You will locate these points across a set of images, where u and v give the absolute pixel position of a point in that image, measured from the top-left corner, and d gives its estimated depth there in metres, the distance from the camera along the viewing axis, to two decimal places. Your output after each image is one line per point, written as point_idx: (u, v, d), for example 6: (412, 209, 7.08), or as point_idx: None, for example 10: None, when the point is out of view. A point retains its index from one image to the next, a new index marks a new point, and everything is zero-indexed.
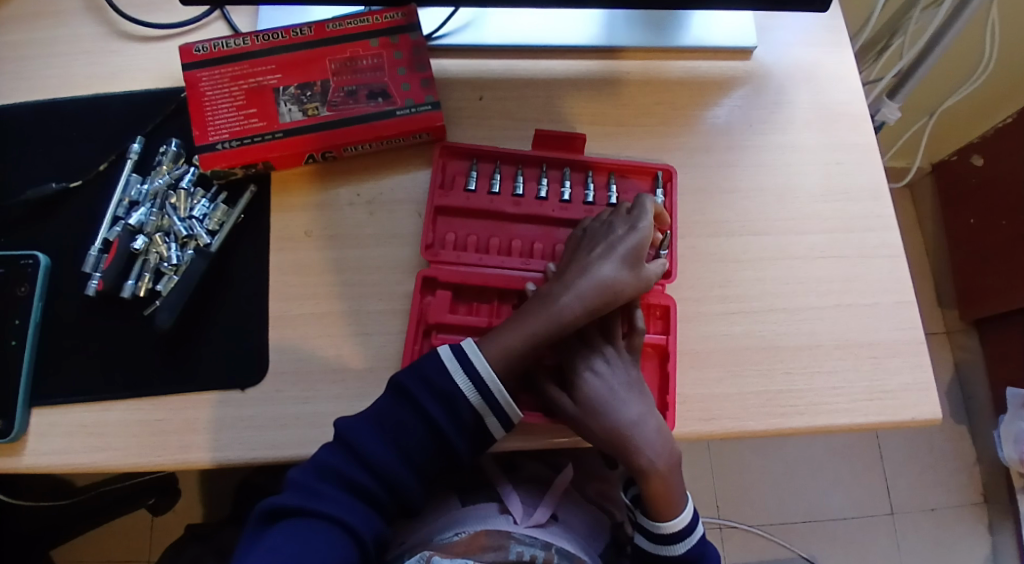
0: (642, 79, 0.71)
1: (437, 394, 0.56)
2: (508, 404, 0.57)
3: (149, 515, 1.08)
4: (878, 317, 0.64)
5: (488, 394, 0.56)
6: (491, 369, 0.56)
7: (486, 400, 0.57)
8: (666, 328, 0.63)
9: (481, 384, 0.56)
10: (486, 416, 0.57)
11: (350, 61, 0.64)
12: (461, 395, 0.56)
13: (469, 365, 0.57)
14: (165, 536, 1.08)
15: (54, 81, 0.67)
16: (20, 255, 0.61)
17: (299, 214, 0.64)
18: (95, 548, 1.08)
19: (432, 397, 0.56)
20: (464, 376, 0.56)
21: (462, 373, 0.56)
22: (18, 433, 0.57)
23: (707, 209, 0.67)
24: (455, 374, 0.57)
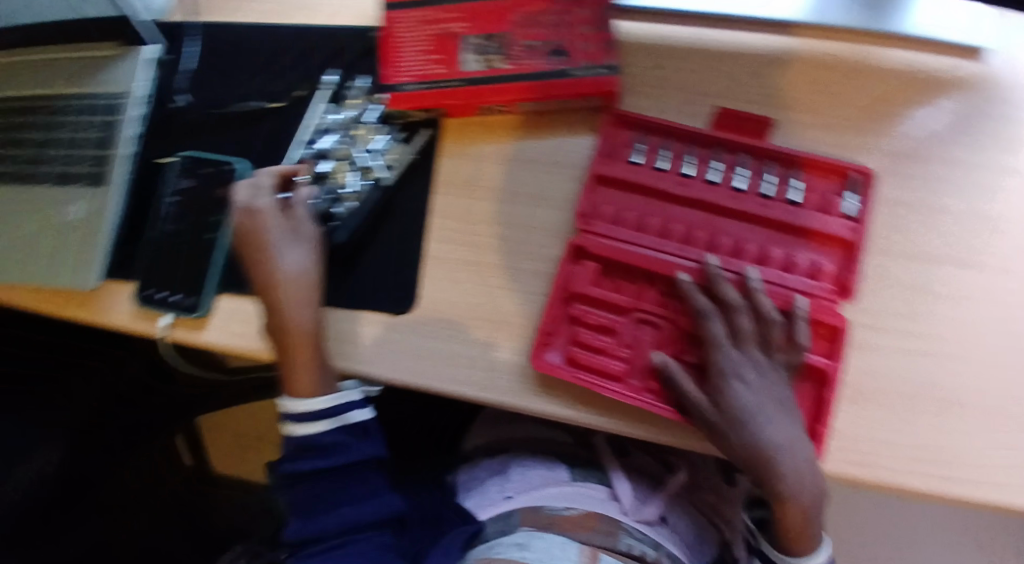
0: (853, 65, 0.64)
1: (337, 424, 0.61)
2: (349, 393, 0.61)
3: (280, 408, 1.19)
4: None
5: (334, 411, 0.60)
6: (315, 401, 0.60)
7: (341, 412, 0.61)
8: (831, 352, 0.56)
9: (325, 414, 0.60)
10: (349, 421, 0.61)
11: (535, 15, 0.64)
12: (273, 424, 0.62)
13: (320, 412, 0.60)
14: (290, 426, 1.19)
15: (272, 9, 0.74)
16: (225, 160, 0.67)
17: (465, 162, 0.65)
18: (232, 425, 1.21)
19: (325, 433, 0.61)
20: (303, 425, 0.60)
21: (313, 418, 0.60)
22: (205, 310, 0.64)
23: (904, 226, 0.59)
24: (295, 429, 0.61)
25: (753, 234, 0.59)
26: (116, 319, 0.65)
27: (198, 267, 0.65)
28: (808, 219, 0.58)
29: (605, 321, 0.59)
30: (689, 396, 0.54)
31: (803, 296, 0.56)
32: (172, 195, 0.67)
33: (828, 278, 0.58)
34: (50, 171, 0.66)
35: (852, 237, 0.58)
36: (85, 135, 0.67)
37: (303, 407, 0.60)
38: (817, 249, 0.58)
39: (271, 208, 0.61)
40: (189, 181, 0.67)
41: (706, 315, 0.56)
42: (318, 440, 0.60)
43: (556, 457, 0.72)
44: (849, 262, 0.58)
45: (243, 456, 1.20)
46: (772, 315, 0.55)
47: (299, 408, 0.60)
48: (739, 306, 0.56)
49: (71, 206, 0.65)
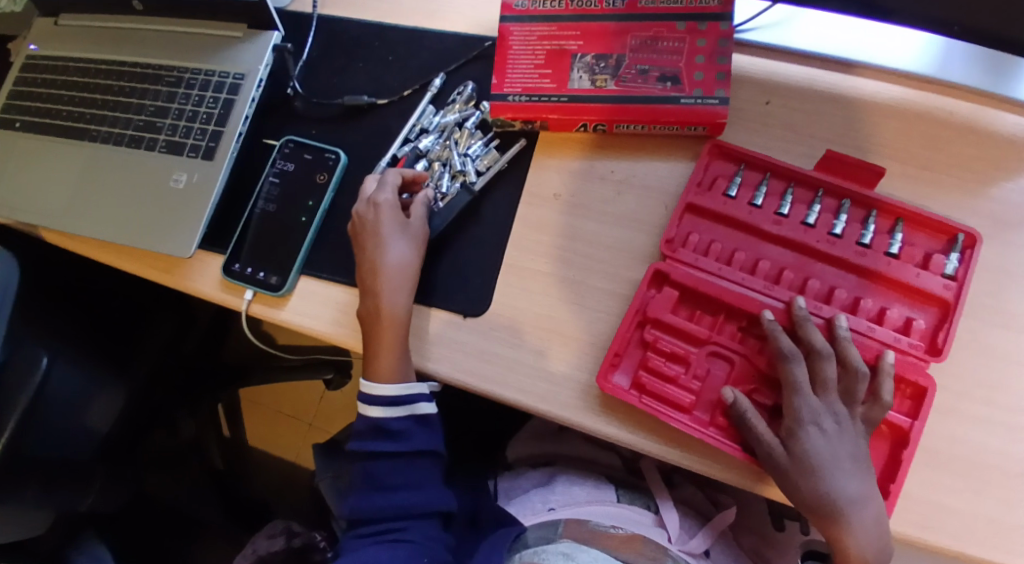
0: (967, 123, 0.62)
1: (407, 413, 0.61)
2: (419, 383, 0.62)
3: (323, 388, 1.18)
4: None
5: (407, 400, 0.61)
6: (384, 386, 0.61)
7: (412, 401, 0.61)
8: (915, 412, 0.54)
9: (392, 402, 0.61)
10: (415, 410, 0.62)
11: (651, 40, 0.64)
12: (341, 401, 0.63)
13: (383, 399, 0.61)
14: (330, 409, 1.18)
15: (386, 5, 0.75)
16: (327, 149, 0.70)
17: (556, 175, 0.66)
18: (269, 396, 1.20)
19: (396, 419, 0.62)
20: (375, 408, 0.61)
21: (384, 403, 0.61)
22: (287, 291, 0.66)
23: (1002, 294, 0.57)
24: (368, 410, 0.62)
25: (845, 280, 0.58)
26: (205, 288, 0.68)
27: (286, 247, 0.67)
28: (903, 273, 0.57)
29: (677, 350, 0.59)
30: (760, 438, 0.53)
31: (893, 350, 0.55)
32: (272, 176, 0.69)
33: (919, 335, 0.56)
34: (166, 140, 0.70)
35: (950, 297, 0.56)
36: (202, 110, 0.70)
37: (378, 388, 0.61)
38: (910, 304, 0.57)
39: (388, 201, 0.63)
40: (290, 165, 0.69)
41: (789, 358, 0.54)
42: (390, 425, 0.61)
43: (604, 478, 0.71)
44: (941, 321, 0.56)
45: (274, 429, 1.18)
46: (858, 367, 0.53)
47: (373, 391, 0.61)
48: (825, 352, 0.54)
49: (182, 176, 0.69)
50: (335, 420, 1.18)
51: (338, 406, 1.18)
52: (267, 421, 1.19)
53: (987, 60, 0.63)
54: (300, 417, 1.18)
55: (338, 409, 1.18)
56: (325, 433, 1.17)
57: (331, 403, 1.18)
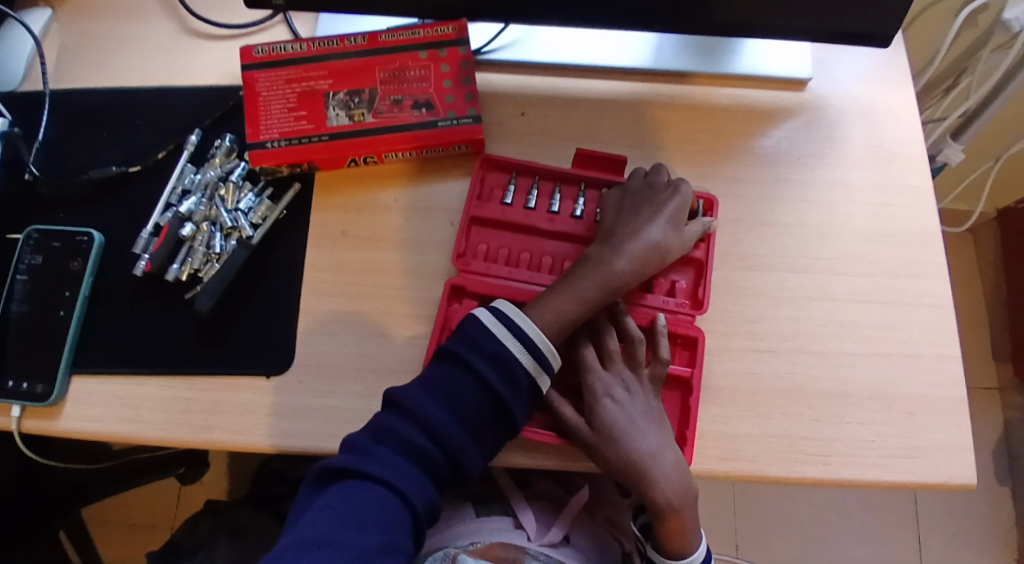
0: (692, 101, 0.70)
1: (446, 385, 0.55)
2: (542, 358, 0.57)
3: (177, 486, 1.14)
4: (916, 369, 0.62)
5: (533, 349, 0.56)
6: (539, 330, 0.56)
7: (541, 362, 0.56)
8: (692, 361, 0.61)
9: (531, 345, 0.56)
10: (538, 375, 0.56)
11: (398, 71, 0.66)
12: (517, 357, 0.56)
13: (500, 338, 0.56)
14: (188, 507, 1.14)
15: (124, 70, 0.71)
16: (76, 232, 0.64)
17: (336, 215, 0.66)
18: (116, 510, 1.14)
19: (512, 361, 0.56)
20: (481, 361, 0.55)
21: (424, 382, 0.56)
22: (58, 397, 0.60)
23: (745, 241, 0.66)
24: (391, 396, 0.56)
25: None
26: None
27: (48, 350, 0.60)
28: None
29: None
30: (567, 420, 0.57)
31: (663, 312, 0.62)
32: (19, 273, 0.62)
33: (684, 294, 0.64)
34: None
35: (701, 256, 0.64)
36: None
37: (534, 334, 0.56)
38: (672, 268, 0.64)
39: (663, 226, 0.61)
40: (38, 258, 0.63)
41: (577, 339, 0.60)
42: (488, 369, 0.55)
43: (460, 499, 0.72)
44: (700, 278, 0.64)
45: (127, 546, 1.13)
46: (635, 334, 0.59)
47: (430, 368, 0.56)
48: (606, 327, 0.60)
49: None
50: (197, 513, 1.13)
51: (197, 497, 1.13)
52: (117, 537, 1.13)
53: (696, 47, 0.71)
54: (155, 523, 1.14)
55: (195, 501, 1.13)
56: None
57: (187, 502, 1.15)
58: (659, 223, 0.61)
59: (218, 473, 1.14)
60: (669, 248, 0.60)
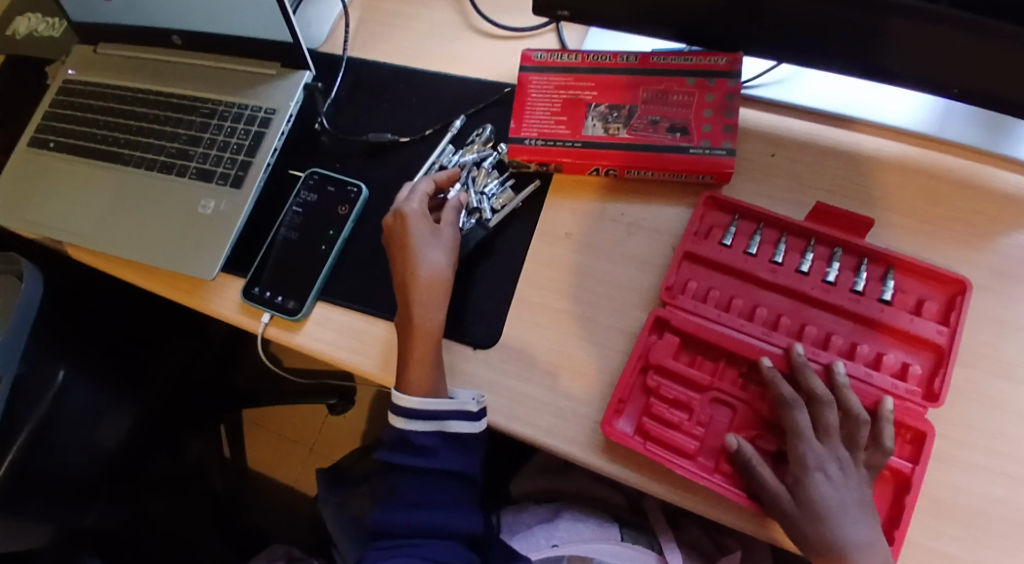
0: (966, 180, 0.65)
1: (398, 448, 0.63)
2: (453, 404, 0.61)
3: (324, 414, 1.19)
4: None
5: (438, 415, 0.62)
6: (427, 401, 0.61)
7: (443, 418, 0.62)
8: (915, 457, 0.56)
9: (436, 413, 0.61)
10: (448, 424, 0.62)
11: (662, 93, 0.67)
12: (421, 431, 0.62)
13: (437, 417, 0.62)
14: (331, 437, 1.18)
15: (411, 50, 0.80)
16: (349, 182, 0.73)
17: (567, 215, 0.69)
18: (269, 421, 1.20)
19: (425, 434, 0.62)
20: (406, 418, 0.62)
21: (419, 420, 0.62)
22: (303, 315, 0.68)
23: (999, 346, 0.60)
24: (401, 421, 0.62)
25: (841, 326, 0.61)
26: (223, 310, 0.70)
27: (306, 275, 0.69)
28: (898, 319, 0.59)
29: (680, 397, 0.60)
30: (767, 485, 0.55)
31: (891, 397, 0.57)
32: (296, 206, 0.72)
33: (916, 380, 0.58)
34: (197, 168, 0.73)
35: (943, 343, 0.59)
36: (233, 141, 0.74)
37: (412, 403, 0.61)
38: (907, 349, 0.59)
39: (416, 210, 0.66)
40: (314, 197, 0.73)
41: (791, 405, 0.56)
42: (414, 439, 0.62)
43: (608, 516, 0.71)
44: (938, 367, 0.59)
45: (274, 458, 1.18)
46: (859, 415, 0.56)
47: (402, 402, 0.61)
48: (826, 400, 0.56)
49: (210, 203, 0.72)
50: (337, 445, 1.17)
51: (340, 432, 1.18)
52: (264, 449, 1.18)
53: (986, 122, 0.66)
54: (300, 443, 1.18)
55: (338, 437, 1.17)
56: (325, 459, 1.17)
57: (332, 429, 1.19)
58: (437, 243, 0.65)
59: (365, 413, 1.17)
60: (442, 262, 0.65)
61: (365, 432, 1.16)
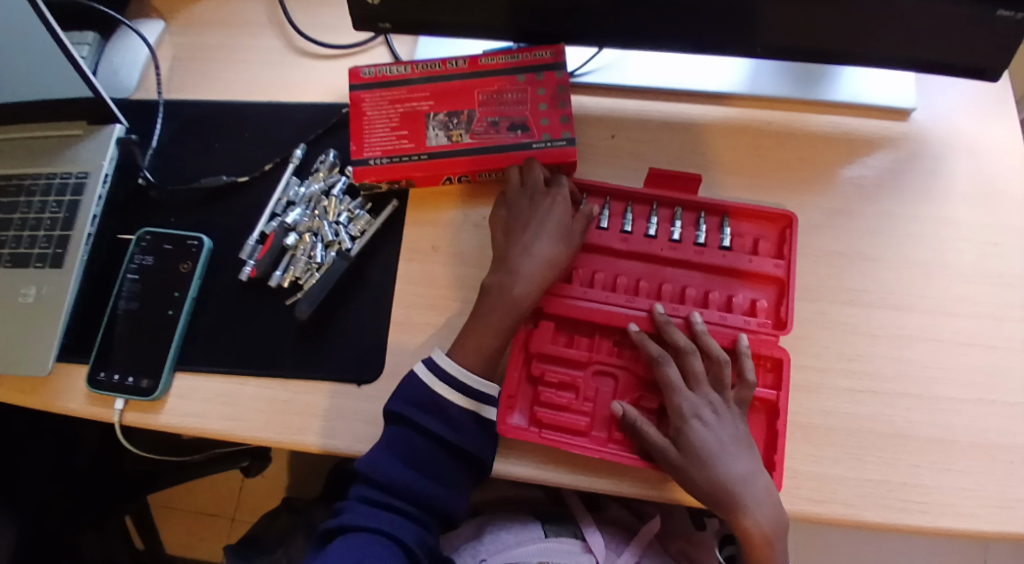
0: (787, 129, 0.70)
1: (423, 409, 0.59)
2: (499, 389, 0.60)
3: (239, 479, 1.11)
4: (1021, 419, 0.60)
5: (473, 390, 0.59)
6: (471, 373, 0.59)
7: (481, 398, 0.60)
8: (777, 383, 0.60)
9: (478, 392, 0.60)
10: (484, 408, 0.60)
11: (497, 94, 0.67)
12: (453, 403, 0.59)
13: (475, 393, 0.60)
14: (252, 500, 1.11)
15: (233, 84, 0.75)
16: (188, 236, 0.68)
17: (428, 229, 0.67)
18: (182, 495, 1.12)
19: (457, 405, 0.59)
20: (444, 385, 0.59)
21: (459, 388, 0.59)
22: (160, 394, 0.63)
23: (844, 276, 0.65)
24: (436, 385, 0.59)
25: (693, 278, 0.63)
26: (71, 405, 0.63)
27: (157, 346, 0.64)
28: (740, 261, 0.63)
29: (565, 378, 0.61)
30: (650, 440, 0.56)
31: (744, 332, 0.60)
32: (131, 273, 0.66)
33: (766, 313, 0.62)
34: (10, 253, 0.66)
35: (783, 274, 0.62)
36: (46, 216, 0.66)
37: (452, 365, 0.59)
38: (753, 287, 0.63)
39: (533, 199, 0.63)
40: (149, 259, 0.67)
41: (659, 360, 0.58)
42: (446, 407, 0.59)
43: (530, 516, 0.71)
44: (782, 297, 0.62)
45: (196, 536, 1.11)
46: (719, 354, 0.58)
47: (442, 362, 0.59)
48: (690, 348, 0.58)
49: (30, 289, 0.64)
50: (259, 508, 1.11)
51: (259, 495, 1.11)
52: (184, 527, 1.11)
53: (799, 73, 0.71)
54: (219, 512, 1.11)
55: (257, 501, 1.11)
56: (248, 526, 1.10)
57: (250, 492, 1.12)
58: (556, 230, 0.61)
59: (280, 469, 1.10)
60: (559, 251, 0.61)
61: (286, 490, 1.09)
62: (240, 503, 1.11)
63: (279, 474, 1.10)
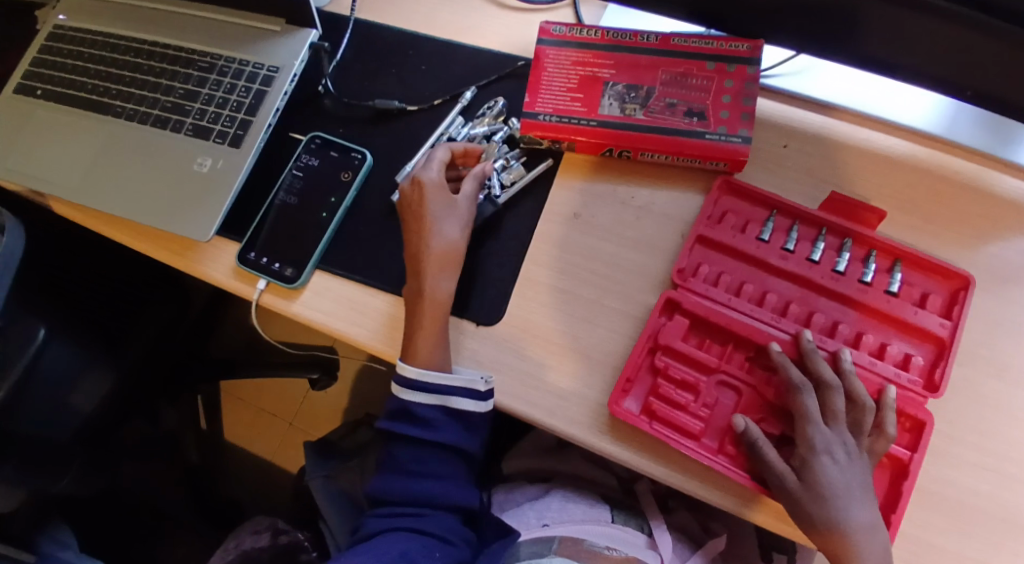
0: (970, 181, 0.66)
1: (398, 417, 0.64)
2: (460, 381, 0.61)
3: (305, 387, 1.16)
4: None
5: (438, 390, 0.61)
6: (428, 371, 0.61)
7: (445, 394, 0.61)
8: (914, 444, 0.58)
9: (424, 385, 0.61)
10: (449, 402, 0.62)
11: (681, 76, 0.67)
12: (419, 404, 0.62)
13: (426, 385, 0.61)
14: (312, 409, 1.16)
15: (423, 16, 0.77)
16: (354, 149, 0.71)
17: (576, 194, 0.68)
18: (249, 390, 1.17)
19: (425, 404, 0.62)
20: (405, 391, 0.62)
21: (418, 389, 0.62)
22: (302, 284, 0.66)
23: (997, 345, 0.61)
24: (401, 393, 0.63)
25: (847, 315, 0.62)
26: (216, 273, 0.67)
27: (306, 242, 0.67)
28: (904, 311, 0.61)
29: (687, 378, 0.61)
30: (773, 465, 0.56)
31: (893, 385, 0.59)
32: (296, 169, 0.70)
33: (918, 370, 0.60)
34: (193, 124, 0.70)
35: (946, 336, 0.60)
36: (232, 98, 0.71)
37: (411, 374, 0.61)
38: (909, 340, 0.61)
39: (437, 179, 0.64)
40: (315, 160, 0.70)
41: (800, 388, 0.58)
42: (417, 411, 0.62)
43: (597, 497, 0.71)
44: (938, 358, 0.60)
45: (253, 430, 1.15)
46: (865, 401, 0.57)
47: (408, 374, 0.61)
48: (835, 385, 0.58)
49: (206, 161, 0.69)
50: (320, 419, 1.16)
51: (320, 408, 1.15)
52: (245, 420, 1.16)
53: (996, 127, 0.67)
54: (279, 413, 1.16)
55: (319, 412, 1.15)
56: (304, 433, 1.15)
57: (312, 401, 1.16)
58: (453, 214, 0.64)
59: (345, 387, 1.15)
60: (456, 234, 0.64)
61: (348, 407, 1.14)
62: (302, 408, 1.16)
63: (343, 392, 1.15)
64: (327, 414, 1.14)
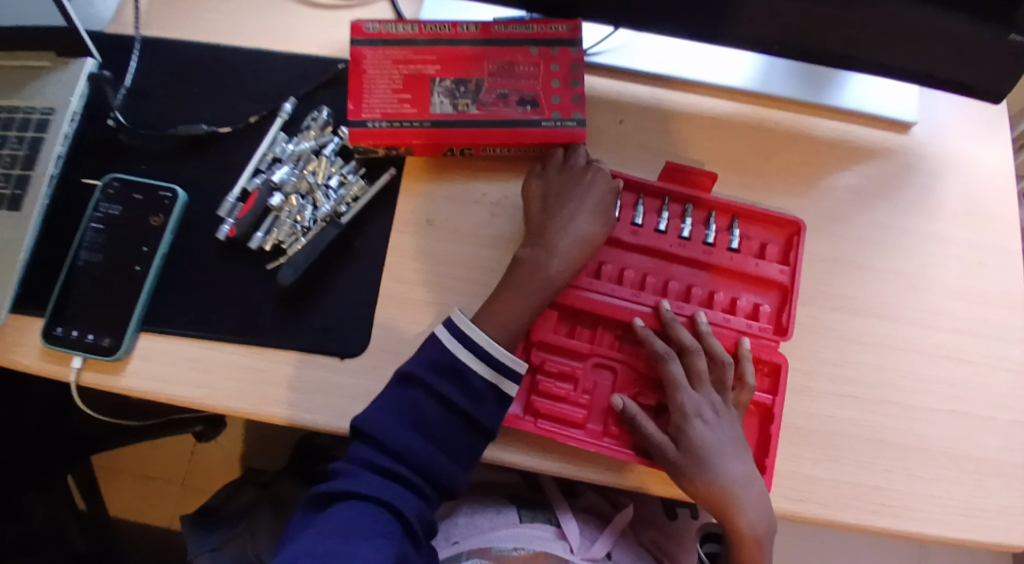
0: (791, 131, 0.69)
1: (438, 367, 0.58)
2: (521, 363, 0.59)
3: (190, 442, 1.06)
4: (987, 433, 0.63)
5: (498, 365, 0.58)
6: (492, 340, 0.58)
7: (502, 374, 0.58)
8: (774, 388, 0.61)
9: (486, 356, 0.58)
10: (502, 383, 0.58)
11: (508, 65, 0.64)
12: (471, 374, 0.58)
13: (468, 348, 0.58)
14: (201, 467, 1.06)
15: (219, 26, 0.69)
16: (162, 187, 0.63)
17: (423, 200, 0.64)
18: (128, 460, 1.06)
19: (479, 376, 0.58)
20: (463, 347, 0.58)
21: (477, 352, 0.58)
22: (124, 353, 0.59)
23: (836, 281, 0.65)
24: (457, 352, 0.58)
25: (698, 278, 0.64)
26: (20, 358, 0.59)
27: (122, 304, 0.60)
28: (747, 265, 0.63)
29: (565, 368, 0.61)
30: (652, 438, 0.58)
31: (745, 334, 0.62)
32: (94, 221, 0.61)
33: (767, 318, 0.63)
34: None
35: (786, 281, 0.63)
36: (2, 152, 0.61)
37: (480, 340, 0.58)
38: (756, 291, 0.64)
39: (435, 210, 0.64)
40: (116, 208, 0.62)
41: (665, 357, 0.59)
42: (468, 379, 0.58)
43: (505, 500, 0.71)
44: (784, 303, 0.63)
45: (139, 504, 1.05)
46: (724, 357, 0.60)
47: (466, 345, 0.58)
48: (695, 348, 0.60)
49: None
50: (212, 475, 1.06)
51: (210, 462, 1.06)
52: (127, 493, 1.05)
53: (803, 77, 0.71)
54: (166, 478, 1.06)
55: (209, 467, 1.06)
56: (198, 493, 1.06)
57: (201, 459, 1.07)
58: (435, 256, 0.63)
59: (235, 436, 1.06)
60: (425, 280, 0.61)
61: (241, 457, 1.05)
62: (192, 467, 1.06)
63: (234, 442, 1.06)
64: (220, 468, 1.06)
